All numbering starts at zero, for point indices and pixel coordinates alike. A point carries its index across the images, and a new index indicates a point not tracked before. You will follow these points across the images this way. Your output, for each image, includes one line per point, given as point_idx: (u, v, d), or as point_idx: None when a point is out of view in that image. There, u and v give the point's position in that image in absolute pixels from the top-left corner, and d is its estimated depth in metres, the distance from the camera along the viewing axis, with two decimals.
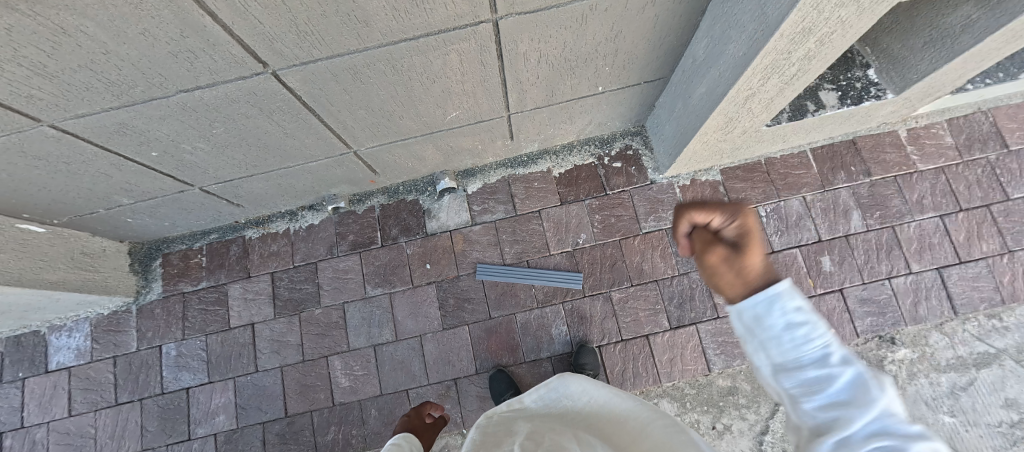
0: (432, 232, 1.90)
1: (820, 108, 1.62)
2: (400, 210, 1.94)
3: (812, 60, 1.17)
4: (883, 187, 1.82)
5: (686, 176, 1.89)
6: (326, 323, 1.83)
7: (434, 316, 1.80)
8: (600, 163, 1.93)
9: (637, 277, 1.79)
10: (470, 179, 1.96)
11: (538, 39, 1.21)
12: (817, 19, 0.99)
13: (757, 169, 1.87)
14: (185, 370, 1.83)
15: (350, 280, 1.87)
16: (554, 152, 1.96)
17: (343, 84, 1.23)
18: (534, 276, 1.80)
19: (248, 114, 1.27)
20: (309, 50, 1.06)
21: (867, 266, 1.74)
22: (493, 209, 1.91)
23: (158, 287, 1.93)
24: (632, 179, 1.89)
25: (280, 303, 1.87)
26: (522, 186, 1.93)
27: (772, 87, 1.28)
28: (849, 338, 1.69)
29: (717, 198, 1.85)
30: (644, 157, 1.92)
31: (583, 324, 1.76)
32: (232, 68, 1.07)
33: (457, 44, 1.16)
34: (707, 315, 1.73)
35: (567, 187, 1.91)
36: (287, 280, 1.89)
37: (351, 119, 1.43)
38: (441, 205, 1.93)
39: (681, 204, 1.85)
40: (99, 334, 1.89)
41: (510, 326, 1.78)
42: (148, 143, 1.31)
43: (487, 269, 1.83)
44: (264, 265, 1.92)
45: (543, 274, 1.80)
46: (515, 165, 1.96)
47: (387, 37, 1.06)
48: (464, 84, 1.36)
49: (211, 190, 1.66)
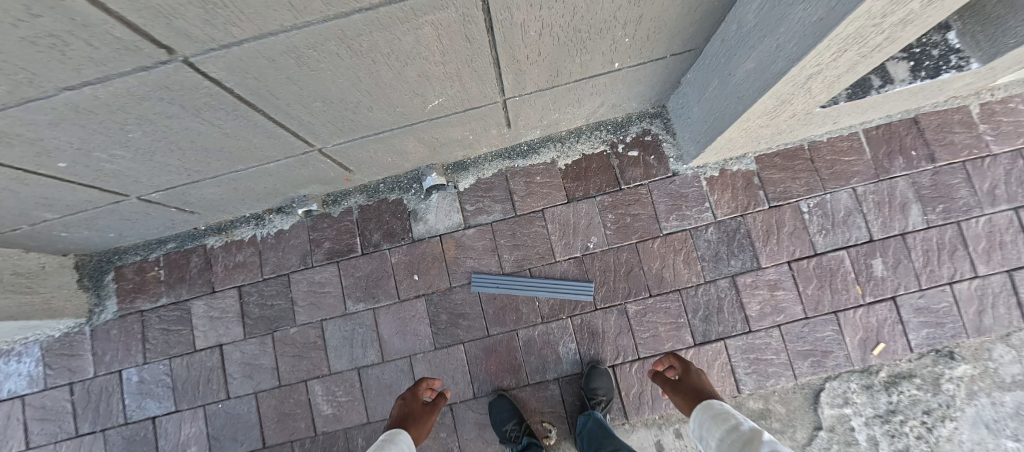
0: (419, 237, 1.65)
1: (886, 83, 1.33)
2: (382, 212, 1.68)
3: (910, 24, 0.86)
4: (948, 176, 1.54)
5: (715, 166, 1.60)
6: (303, 344, 1.62)
7: (424, 334, 1.59)
8: (613, 152, 1.64)
9: (657, 287, 1.54)
10: (462, 174, 1.69)
11: (541, 4, 0.90)
12: None
13: (799, 155, 1.59)
14: (149, 397, 1.64)
15: (328, 294, 1.64)
16: (559, 139, 1.67)
17: (285, 71, 0.93)
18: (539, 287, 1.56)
19: (167, 112, 0.98)
20: (222, 30, 0.76)
21: (925, 269, 1.50)
22: (489, 209, 1.65)
23: (113, 305, 1.71)
24: (651, 171, 1.61)
25: (250, 321, 1.65)
26: (522, 181, 1.66)
27: (844, 62, 0.98)
28: (901, 353, 1.47)
29: (751, 191, 1.57)
30: (664, 143, 1.63)
31: (595, 341, 1.54)
32: (124, 56, 0.78)
33: (433, 15, 0.85)
34: (737, 329, 1.51)
35: (575, 182, 1.64)
36: (256, 295, 1.66)
37: (306, 113, 1.14)
38: (428, 205, 1.67)
39: (709, 199, 1.58)
40: (52, 358, 1.69)
41: (511, 344, 1.56)
42: (48, 154, 1.03)
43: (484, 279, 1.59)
44: (229, 278, 1.68)
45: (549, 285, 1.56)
46: (513, 156, 1.68)
47: (331, 6, 0.75)
48: (445, 65, 1.06)
49: (153, 199, 1.40)
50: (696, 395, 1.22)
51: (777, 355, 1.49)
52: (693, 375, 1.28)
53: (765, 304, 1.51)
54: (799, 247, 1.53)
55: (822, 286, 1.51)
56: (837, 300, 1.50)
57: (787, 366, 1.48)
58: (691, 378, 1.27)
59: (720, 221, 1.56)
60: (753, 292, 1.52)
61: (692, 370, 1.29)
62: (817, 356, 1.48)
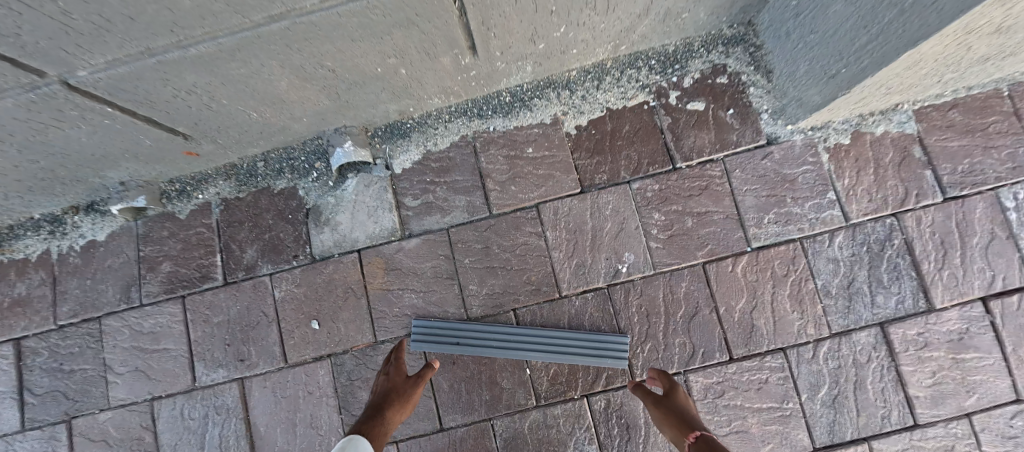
0: (322, 254, 0.95)
1: None
2: (260, 211, 0.97)
3: None
4: None
5: (844, 127, 0.90)
6: (121, 440, 0.93)
7: (328, 426, 0.90)
8: (661, 104, 0.94)
9: (743, 345, 0.86)
10: (397, 145, 0.98)
11: None
12: None
13: (995, 105, 0.89)
14: None
15: (164, 355, 0.94)
16: (565, 82, 0.96)
17: None
18: (531, 344, 0.87)
19: None
20: None
21: None
22: (444, 205, 0.95)
23: None
24: (730, 137, 0.91)
25: (35, 399, 0.96)
26: (501, 157, 0.95)
27: None
28: None
29: (909, 172, 0.88)
30: (752, 88, 0.92)
31: (630, 442, 0.86)
32: None
33: None
34: (891, 423, 0.83)
35: (593, 157, 0.94)
36: (47, 354, 0.97)
37: None
38: (339, 198, 0.96)
39: (834, 186, 0.89)
40: None
41: (481, 445, 0.88)
42: None
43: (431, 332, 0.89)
44: (4, 325, 0.99)
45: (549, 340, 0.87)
46: (487, 114, 0.97)
47: None
48: None
49: None
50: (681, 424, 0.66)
51: None
52: (680, 397, 0.72)
53: (941, 377, 0.83)
54: (1001, 271, 0.84)
55: None
56: None
57: None
58: (678, 401, 0.71)
59: (856, 225, 0.87)
60: (919, 354, 0.84)
61: (681, 393, 0.73)
62: None
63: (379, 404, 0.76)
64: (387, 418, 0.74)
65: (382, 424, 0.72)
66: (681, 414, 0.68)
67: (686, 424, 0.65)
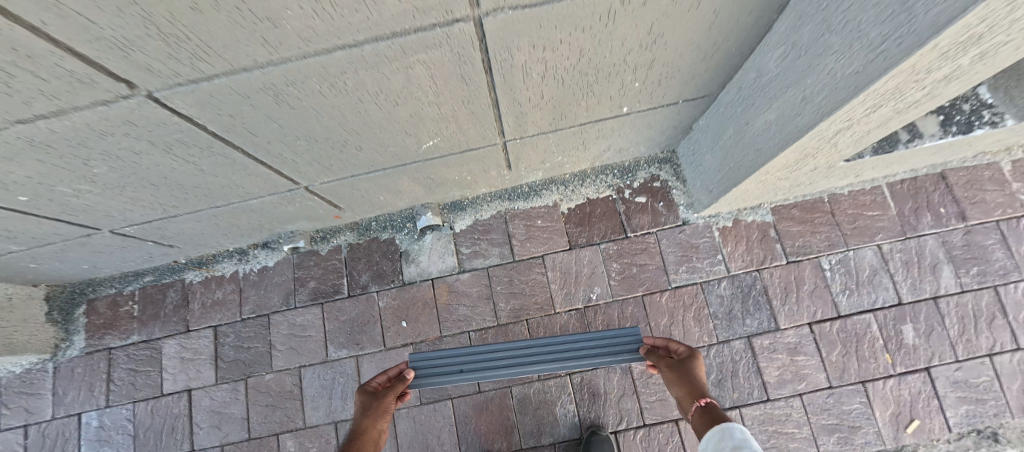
0: (409, 280, 1.54)
1: (915, 138, 1.22)
2: (372, 251, 1.58)
3: (952, 81, 0.77)
4: (982, 235, 1.43)
5: (728, 216, 1.50)
6: (278, 392, 1.49)
7: None
8: (619, 197, 1.55)
9: None
10: (458, 214, 1.59)
11: (543, 49, 0.84)
12: (1001, 22, 0.59)
13: (817, 208, 1.49)
14: (107, 446, 1.50)
15: (309, 338, 1.53)
16: (562, 181, 1.58)
17: (263, 108, 0.86)
18: (546, 352, 1.15)
19: (136, 149, 0.90)
20: (191, 63, 0.69)
21: (963, 338, 1.36)
22: (485, 252, 1.55)
23: (81, 341, 1.60)
24: (660, 218, 1.52)
25: (223, 365, 1.53)
26: (522, 225, 1.56)
27: (876, 119, 0.88)
28: (938, 432, 1.32)
29: (767, 244, 1.47)
30: (674, 190, 1.54)
31: (595, 403, 1.41)
32: (79, 90, 0.70)
33: (423, 55, 0.79)
34: (754, 397, 1.37)
35: (578, 227, 1.54)
36: (232, 336, 1.55)
37: (289, 152, 1.06)
38: (421, 246, 1.57)
39: (721, 251, 1.48)
40: (9, 397, 1.56)
41: (504, 402, 1.43)
42: (4, 188, 0.94)
43: (429, 364, 1.15)
44: (206, 317, 1.57)
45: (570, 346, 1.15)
46: (514, 197, 1.59)
47: (310, 43, 0.69)
48: (439, 108, 0.99)
49: (127, 233, 1.31)
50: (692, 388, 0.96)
51: (799, 428, 1.34)
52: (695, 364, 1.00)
53: (784, 370, 1.38)
54: (820, 307, 1.40)
55: (847, 353, 1.37)
56: (864, 369, 1.36)
57: (810, 442, 1.33)
58: (693, 369, 0.99)
59: (734, 275, 1.45)
60: (770, 355, 1.39)
61: (697, 360, 1.00)
62: (844, 432, 1.33)
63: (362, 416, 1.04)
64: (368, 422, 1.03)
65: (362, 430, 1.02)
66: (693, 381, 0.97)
67: (695, 391, 0.95)
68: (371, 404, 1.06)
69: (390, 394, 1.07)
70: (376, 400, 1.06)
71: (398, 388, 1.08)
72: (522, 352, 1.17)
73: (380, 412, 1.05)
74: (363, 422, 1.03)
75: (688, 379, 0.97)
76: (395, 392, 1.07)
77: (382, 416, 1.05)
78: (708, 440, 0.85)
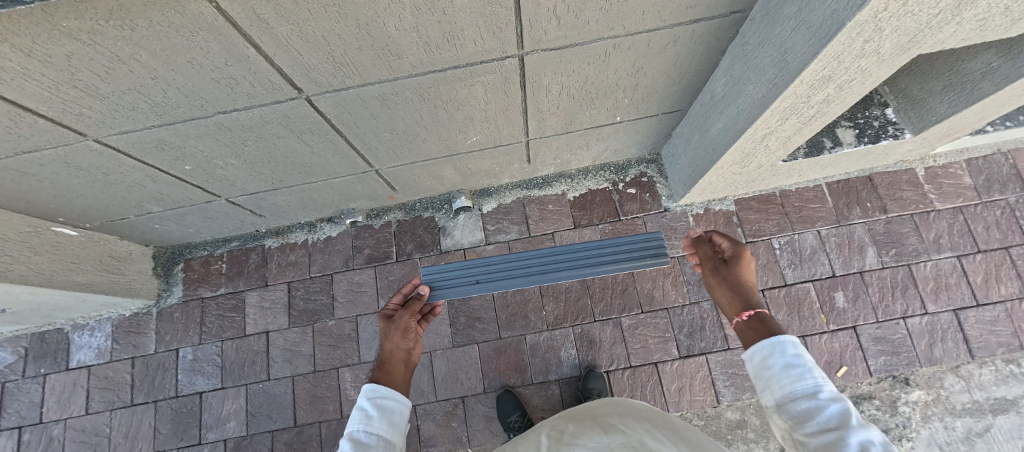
0: (446, 249, 1.94)
1: (837, 145, 1.61)
2: (416, 226, 1.99)
3: (831, 103, 1.15)
4: (899, 225, 1.82)
5: (700, 205, 1.91)
6: (338, 335, 1.86)
7: (444, 332, 1.83)
8: (614, 188, 1.96)
9: (648, 304, 1.80)
10: (486, 199, 2.00)
11: (562, 74, 1.26)
12: (838, 68, 0.97)
13: (771, 200, 1.89)
14: (199, 375, 1.87)
15: (364, 293, 1.91)
16: (569, 175, 2.00)
17: (371, 109, 1.27)
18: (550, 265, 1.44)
19: (279, 133, 1.32)
20: (342, 79, 1.11)
21: (881, 304, 1.74)
22: (507, 229, 1.94)
23: (179, 291, 2.00)
24: (646, 206, 1.92)
25: (294, 313, 1.91)
26: (536, 208, 1.97)
27: (789, 127, 1.27)
28: (862, 376, 1.67)
29: (730, 228, 1.87)
30: (659, 184, 1.95)
31: (592, 348, 1.77)
32: (269, 93, 1.12)
33: (482, 76, 1.21)
34: (717, 346, 1.73)
35: (581, 211, 1.94)
36: (303, 290, 1.94)
37: (375, 141, 1.47)
38: (456, 223, 1.97)
39: (694, 232, 1.88)
40: (120, 334, 1.95)
41: (519, 346, 1.80)
42: (182, 158, 1.37)
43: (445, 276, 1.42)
44: (281, 274, 1.97)
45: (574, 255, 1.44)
46: (530, 187, 2.00)
47: (417, 68, 1.11)
48: (486, 112, 1.41)
49: (237, 201, 1.73)
50: (737, 288, 1.03)
51: None
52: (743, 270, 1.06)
53: None
54: (771, 277, 1.79)
55: (791, 313, 1.75)
56: (805, 326, 1.73)
57: None
58: (739, 274, 1.06)
59: None
60: None
61: (748, 266, 1.06)
62: None
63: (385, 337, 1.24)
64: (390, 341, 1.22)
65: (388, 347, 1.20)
66: (737, 284, 1.04)
67: (744, 295, 1.01)
68: (389, 328, 1.25)
69: (402, 315, 1.27)
70: (392, 324, 1.26)
71: (411, 308, 1.30)
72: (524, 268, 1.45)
73: (398, 332, 1.23)
74: (385, 344, 1.21)
75: (731, 282, 1.05)
76: (407, 312, 1.28)
77: (401, 335, 1.23)
78: (753, 348, 0.86)
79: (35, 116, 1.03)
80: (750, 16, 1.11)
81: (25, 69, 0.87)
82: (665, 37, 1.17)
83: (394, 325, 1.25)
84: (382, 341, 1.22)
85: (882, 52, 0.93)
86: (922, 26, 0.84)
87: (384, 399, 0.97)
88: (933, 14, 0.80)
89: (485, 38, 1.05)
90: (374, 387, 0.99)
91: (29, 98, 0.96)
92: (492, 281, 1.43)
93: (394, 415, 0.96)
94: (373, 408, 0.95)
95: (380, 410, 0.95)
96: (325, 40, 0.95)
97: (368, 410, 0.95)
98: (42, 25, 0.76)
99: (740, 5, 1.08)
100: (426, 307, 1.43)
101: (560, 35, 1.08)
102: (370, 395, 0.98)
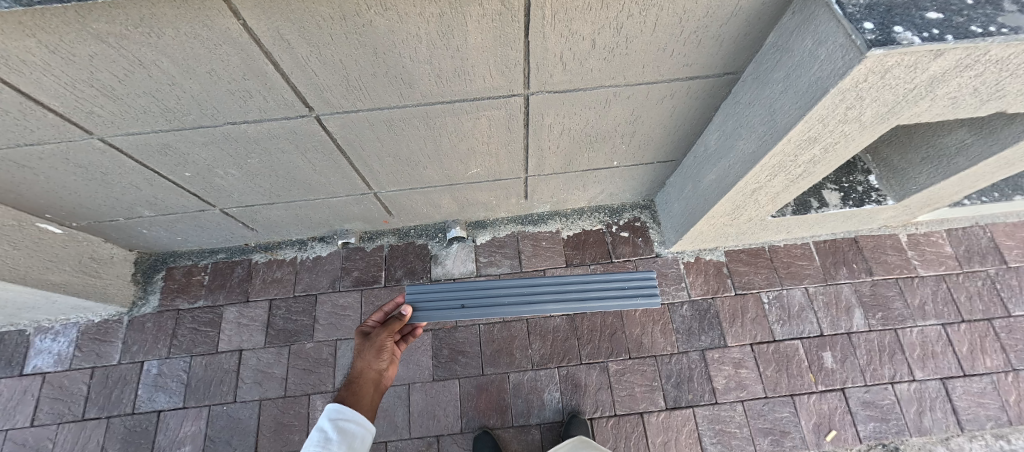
0: (435, 278, 1.92)
1: (824, 205, 1.66)
2: (408, 252, 1.99)
3: (817, 163, 1.21)
4: (885, 288, 1.85)
5: (691, 253, 1.95)
6: (315, 359, 1.79)
7: (425, 364, 1.77)
8: (608, 230, 1.99)
9: (636, 351, 1.77)
10: (480, 230, 2.02)
11: (564, 115, 1.32)
12: (822, 131, 1.03)
13: (760, 254, 1.93)
14: (162, 391, 1.77)
15: (347, 317, 1.86)
16: (565, 214, 2.04)
17: (378, 133, 1.31)
18: (541, 298, 1.43)
19: (283, 148, 1.34)
20: (353, 102, 1.15)
21: (870, 367, 1.72)
22: (499, 262, 1.94)
23: (155, 300, 1.94)
24: (639, 250, 1.95)
25: (272, 332, 1.85)
26: (530, 243, 1.98)
27: (778, 183, 1.33)
28: (851, 442, 1.63)
29: (720, 278, 1.89)
30: (651, 229, 1.99)
31: (577, 393, 1.71)
32: (281, 109, 1.16)
33: (488, 111, 1.26)
34: (704, 399, 1.69)
35: (574, 250, 1.96)
36: (284, 309, 1.89)
37: (378, 165, 1.50)
38: (448, 252, 1.97)
39: (685, 280, 1.89)
40: (84, 341, 1.85)
41: (502, 385, 1.73)
42: (185, 164, 1.38)
43: (432, 299, 1.38)
44: (265, 291, 1.93)
45: (566, 288, 1.45)
46: (525, 222, 2.03)
47: (427, 97, 1.16)
48: (488, 145, 1.45)
49: (230, 212, 1.73)
50: None
51: (740, 429, 1.65)
52: None
53: (730, 380, 1.71)
54: (760, 332, 1.78)
55: (780, 370, 1.72)
56: (793, 384, 1.70)
57: (748, 441, 1.63)
58: None
59: (694, 300, 1.85)
60: (719, 366, 1.73)
61: None
62: (776, 435, 1.63)
63: (359, 353, 1.21)
64: (364, 357, 1.19)
65: (360, 363, 1.18)
66: None
67: None
68: (363, 345, 1.21)
69: (379, 333, 1.23)
70: (368, 341, 1.22)
71: (389, 328, 1.25)
72: (513, 301, 1.42)
73: (371, 350, 1.20)
74: (358, 361, 1.18)
75: None
76: (384, 331, 1.24)
77: (374, 354, 1.20)
78: None
79: (46, 111, 1.05)
80: (741, 78, 1.19)
81: (46, 64, 0.89)
82: (664, 90, 1.24)
83: (368, 342, 1.22)
84: (354, 357, 1.19)
85: (862, 119, 0.98)
86: (899, 98, 0.91)
87: (346, 421, 0.97)
88: (909, 89, 0.87)
89: (494, 76, 1.11)
90: (337, 408, 0.99)
91: (45, 92, 0.98)
92: (480, 310, 1.40)
93: (355, 439, 0.95)
94: (334, 430, 0.94)
95: (340, 432, 0.94)
96: (341, 63, 1.00)
97: (327, 432, 0.94)
98: (73, 25, 0.80)
99: (732, 67, 1.17)
100: (409, 326, 1.40)
101: (565, 80, 1.15)
102: (332, 416, 0.98)
